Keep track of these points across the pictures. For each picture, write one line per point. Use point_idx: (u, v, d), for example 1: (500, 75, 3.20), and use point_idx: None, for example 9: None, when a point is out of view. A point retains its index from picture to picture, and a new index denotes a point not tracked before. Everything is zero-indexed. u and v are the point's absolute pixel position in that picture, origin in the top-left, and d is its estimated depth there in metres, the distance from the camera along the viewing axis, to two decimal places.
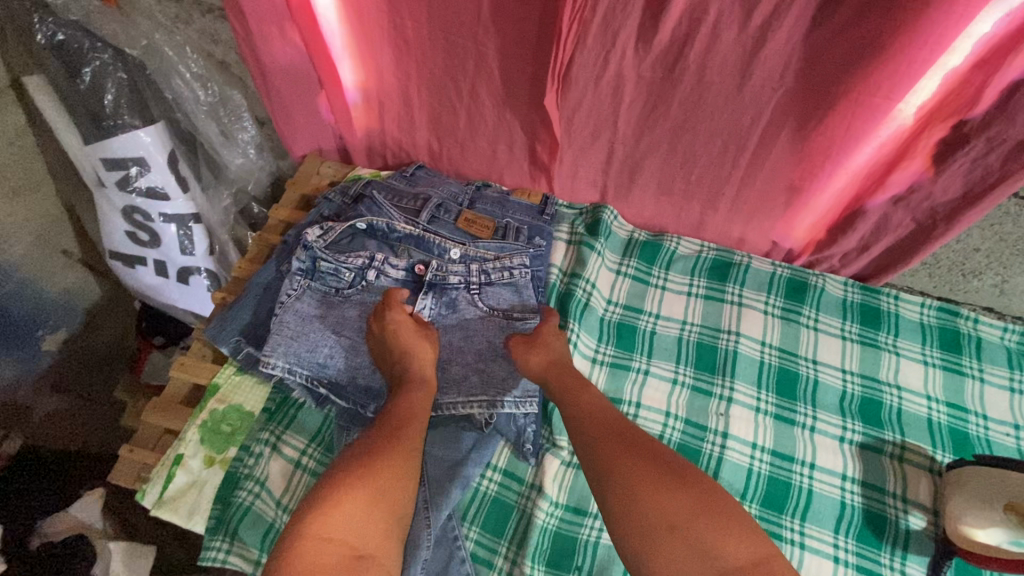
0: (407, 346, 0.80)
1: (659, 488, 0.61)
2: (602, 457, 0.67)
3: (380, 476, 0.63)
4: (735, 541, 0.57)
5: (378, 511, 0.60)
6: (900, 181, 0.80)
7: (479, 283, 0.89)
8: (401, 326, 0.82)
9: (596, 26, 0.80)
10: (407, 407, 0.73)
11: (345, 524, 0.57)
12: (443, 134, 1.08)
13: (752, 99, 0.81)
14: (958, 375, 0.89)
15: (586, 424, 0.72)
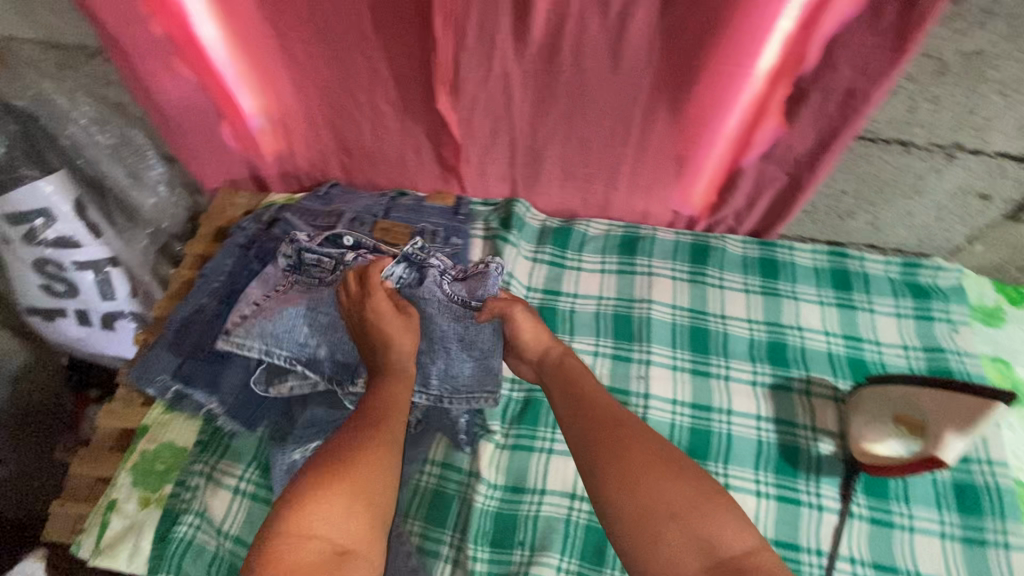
0: (391, 332, 0.79)
1: (660, 472, 0.60)
2: (600, 434, 0.65)
3: (360, 469, 0.61)
4: (736, 532, 0.56)
5: (360, 506, 0.59)
6: (763, 139, 0.86)
7: (457, 272, 0.86)
8: (383, 311, 0.79)
9: (470, 26, 0.84)
10: (388, 403, 0.71)
11: (326, 521, 0.56)
12: (350, 149, 1.10)
13: (625, 78, 0.87)
14: (851, 310, 0.97)
15: (581, 403, 0.71)
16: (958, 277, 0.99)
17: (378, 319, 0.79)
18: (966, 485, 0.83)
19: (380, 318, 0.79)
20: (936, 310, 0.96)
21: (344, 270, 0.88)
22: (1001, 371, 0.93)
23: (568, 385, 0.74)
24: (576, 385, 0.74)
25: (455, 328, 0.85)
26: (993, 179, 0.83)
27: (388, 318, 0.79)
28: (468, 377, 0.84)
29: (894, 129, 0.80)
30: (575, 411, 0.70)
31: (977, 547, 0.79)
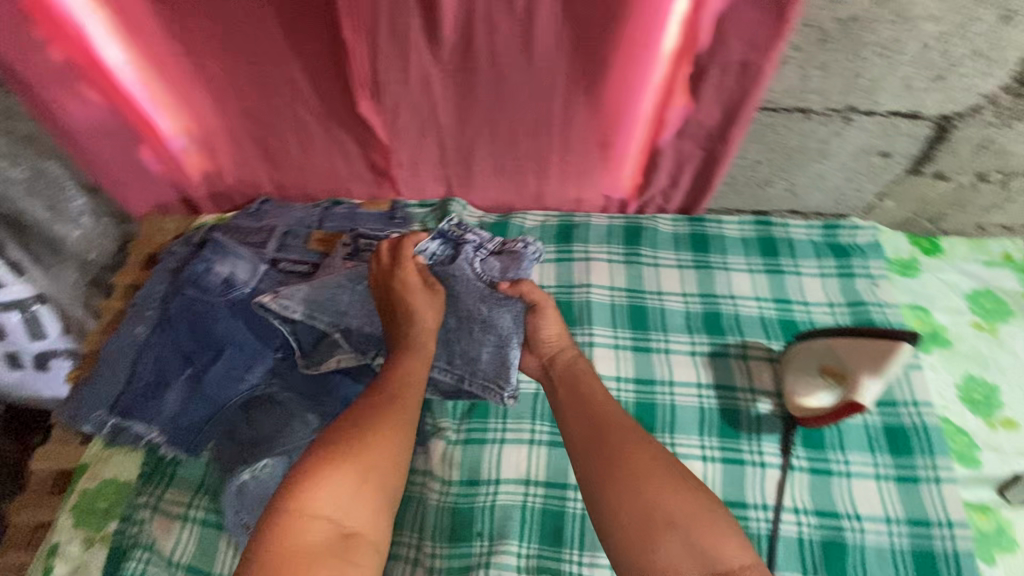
0: (416, 302, 0.84)
1: (665, 482, 0.63)
2: (609, 441, 0.67)
3: (370, 451, 0.65)
4: (729, 542, 0.59)
5: (368, 488, 0.63)
6: (675, 117, 0.90)
7: (490, 248, 0.93)
8: (412, 283, 0.85)
9: (383, 28, 0.85)
10: (403, 381, 0.75)
11: (333, 501, 0.60)
12: (278, 163, 1.08)
13: (541, 68, 0.89)
14: (779, 275, 1.02)
15: (590, 407, 0.73)
16: (874, 234, 1.04)
17: (406, 291, 0.84)
18: (896, 428, 0.87)
19: (408, 290, 0.85)
20: (857, 267, 1.02)
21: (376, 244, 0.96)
22: (921, 318, 0.98)
23: (578, 391, 0.76)
24: (583, 393, 0.76)
25: (480, 307, 0.87)
26: (889, 137, 0.89)
27: (415, 289, 0.85)
28: (485, 362, 0.85)
29: (792, 98, 0.84)
30: (585, 415, 0.72)
31: (910, 485, 0.83)
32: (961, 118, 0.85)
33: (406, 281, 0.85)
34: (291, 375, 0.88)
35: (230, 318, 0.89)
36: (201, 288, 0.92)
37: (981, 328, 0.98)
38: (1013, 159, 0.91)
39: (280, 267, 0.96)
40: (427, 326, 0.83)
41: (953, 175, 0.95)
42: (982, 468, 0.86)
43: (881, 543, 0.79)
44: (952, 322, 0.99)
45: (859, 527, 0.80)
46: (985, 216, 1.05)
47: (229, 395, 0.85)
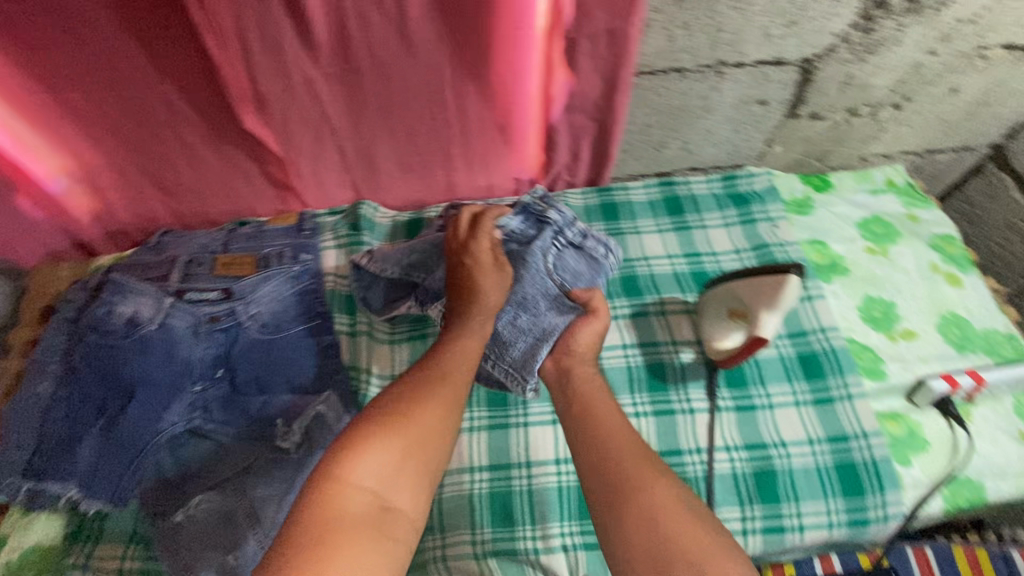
0: (479, 283, 0.83)
1: (675, 514, 0.60)
2: (618, 470, 0.65)
3: (417, 425, 0.66)
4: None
5: (411, 462, 0.64)
6: (559, 92, 0.92)
7: (566, 243, 0.94)
8: (481, 262, 0.85)
9: (254, 39, 0.82)
10: (454, 364, 0.74)
11: (374, 473, 0.62)
12: (174, 191, 1.04)
13: (424, 61, 0.89)
14: (686, 231, 1.06)
15: (597, 432, 0.70)
16: (769, 179, 1.10)
17: (473, 270, 0.84)
18: (809, 356, 0.93)
19: (476, 270, 0.85)
20: (757, 213, 1.07)
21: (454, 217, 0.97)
22: (820, 251, 1.05)
23: (588, 413, 0.72)
24: (594, 414, 0.72)
25: (540, 300, 0.88)
26: (761, 85, 0.94)
27: (482, 269, 0.85)
28: (516, 348, 0.85)
29: (664, 60, 0.88)
30: (594, 438, 0.69)
31: (827, 406, 0.89)
32: (820, 59, 0.91)
33: (478, 258, 0.86)
34: (214, 405, 0.86)
35: (140, 357, 0.83)
36: (103, 332, 0.85)
37: (874, 252, 1.06)
38: (875, 92, 0.98)
39: (187, 297, 0.92)
40: (486, 306, 0.82)
41: (827, 113, 1.02)
42: (888, 379, 0.92)
43: (807, 464, 0.84)
44: (847, 250, 1.06)
45: (786, 453, 0.85)
46: (865, 148, 1.13)
47: (150, 435, 0.81)
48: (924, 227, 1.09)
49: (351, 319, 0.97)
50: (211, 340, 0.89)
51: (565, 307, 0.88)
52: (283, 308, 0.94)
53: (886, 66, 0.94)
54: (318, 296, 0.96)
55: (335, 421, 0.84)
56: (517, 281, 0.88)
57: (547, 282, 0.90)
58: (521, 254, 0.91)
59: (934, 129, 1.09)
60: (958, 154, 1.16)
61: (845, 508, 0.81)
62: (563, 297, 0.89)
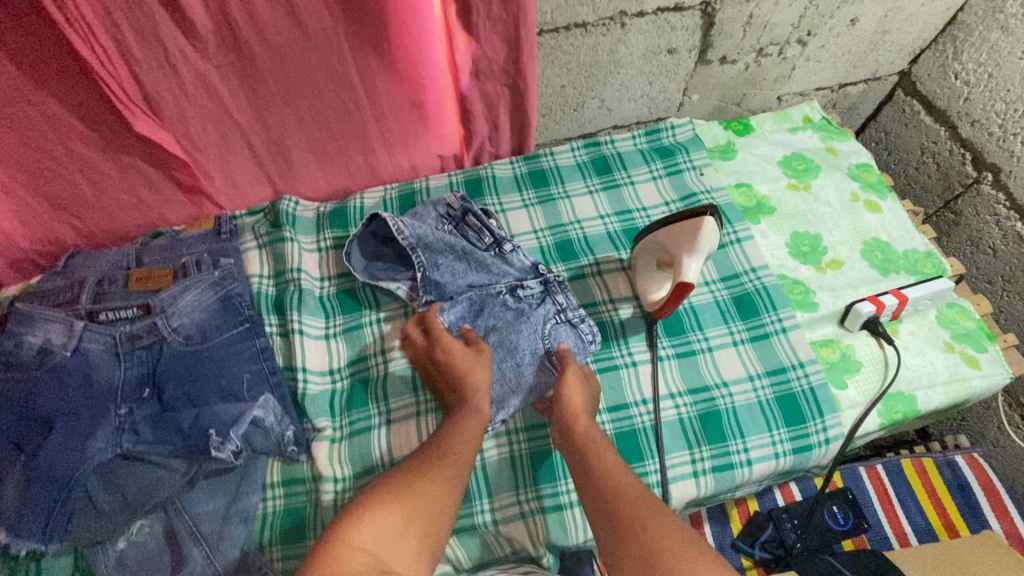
0: (461, 371, 0.79)
1: (679, 551, 0.56)
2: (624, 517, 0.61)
3: (419, 490, 0.62)
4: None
5: (414, 529, 0.58)
6: (463, 59, 0.89)
7: (569, 317, 0.89)
8: (451, 352, 0.81)
9: (128, 33, 0.76)
10: (454, 443, 0.70)
11: (376, 536, 0.56)
12: (76, 209, 0.97)
13: (322, 42, 0.85)
14: (616, 188, 1.06)
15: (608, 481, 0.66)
16: (691, 128, 1.11)
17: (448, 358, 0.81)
18: (743, 296, 0.95)
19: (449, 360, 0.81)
20: (683, 162, 1.08)
21: (477, 223, 0.95)
22: (746, 194, 1.07)
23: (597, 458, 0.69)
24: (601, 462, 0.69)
25: (523, 351, 0.85)
26: (666, 34, 0.93)
27: (455, 357, 0.81)
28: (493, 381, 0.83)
29: (565, 16, 0.86)
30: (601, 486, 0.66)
31: (764, 341, 0.91)
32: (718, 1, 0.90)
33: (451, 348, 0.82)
34: (141, 425, 0.80)
35: (55, 389, 0.80)
36: (12, 365, 0.82)
37: (798, 188, 1.08)
38: (779, 29, 0.99)
39: (99, 318, 0.87)
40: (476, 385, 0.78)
41: (737, 56, 1.02)
42: (820, 308, 0.95)
43: (749, 400, 0.86)
44: (772, 190, 1.08)
45: (729, 392, 0.87)
46: (780, 88, 1.15)
47: (75, 466, 0.75)
48: (842, 159, 1.12)
49: (281, 319, 0.93)
50: (133, 360, 0.85)
51: (541, 365, 0.84)
52: (208, 316, 0.89)
53: (784, 2, 0.94)
54: (243, 300, 0.91)
55: (276, 423, 0.82)
56: (512, 329, 0.86)
57: (538, 341, 0.85)
58: (508, 295, 0.89)
59: (841, 63, 1.12)
60: (867, 85, 1.20)
61: (788, 436, 0.84)
62: (547, 361, 0.84)
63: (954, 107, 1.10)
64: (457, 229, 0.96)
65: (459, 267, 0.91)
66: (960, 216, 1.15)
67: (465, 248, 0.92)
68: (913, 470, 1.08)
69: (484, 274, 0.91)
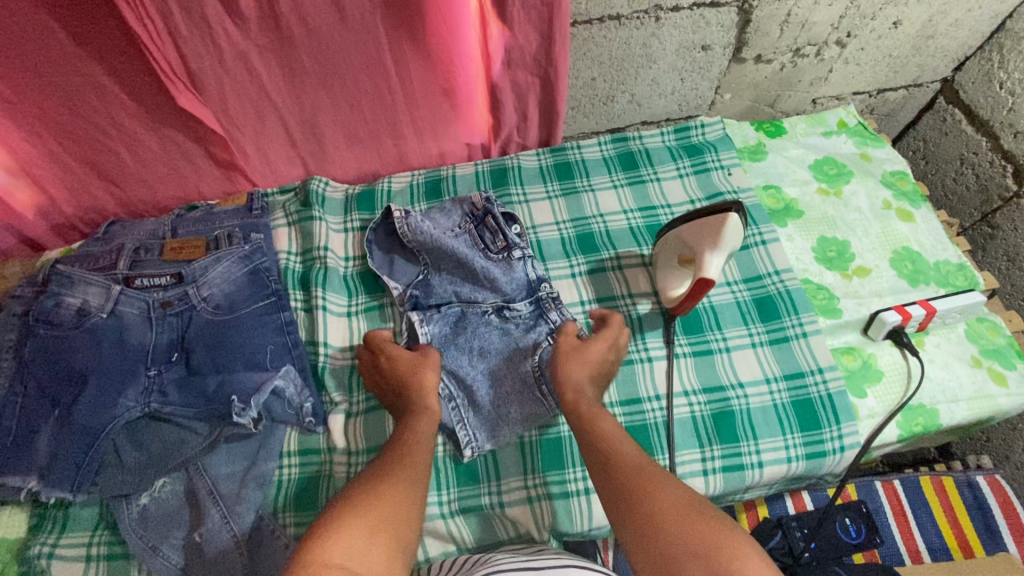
0: (407, 377, 0.80)
1: (682, 517, 0.57)
2: (624, 484, 0.62)
3: (390, 502, 0.60)
4: (753, 564, 0.53)
5: (382, 540, 0.56)
6: (497, 48, 0.89)
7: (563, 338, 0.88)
8: (393, 359, 0.83)
9: (176, 10, 0.79)
10: (415, 453, 0.69)
11: (345, 550, 0.54)
12: (118, 178, 1.01)
13: (359, 26, 0.87)
14: (641, 184, 1.06)
15: (603, 454, 0.68)
16: (721, 127, 1.11)
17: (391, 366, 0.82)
18: (764, 298, 0.94)
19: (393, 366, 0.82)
20: (711, 161, 1.07)
21: (492, 227, 0.95)
22: (774, 197, 1.06)
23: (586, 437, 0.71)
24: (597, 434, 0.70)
25: (514, 377, 0.85)
26: (701, 30, 0.92)
27: (398, 362, 0.82)
28: (482, 390, 0.84)
29: (599, 7, 0.85)
30: (598, 458, 0.67)
31: (783, 345, 0.90)
32: None
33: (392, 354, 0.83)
34: (168, 387, 0.83)
35: (91, 348, 0.84)
36: (53, 324, 0.86)
37: (828, 194, 1.06)
38: (817, 29, 0.97)
39: (135, 284, 0.90)
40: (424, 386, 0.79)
41: (773, 56, 1.01)
42: (843, 315, 0.93)
43: (765, 402, 0.85)
44: (801, 193, 1.06)
45: (744, 394, 0.86)
46: (815, 91, 1.13)
47: (104, 422, 0.79)
48: (875, 165, 1.10)
49: (306, 295, 0.95)
50: (163, 326, 0.88)
51: (533, 397, 0.83)
52: (236, 288, 0.92)
53: (824, 1, 0.92)
54: (271, 274, 0.94)
55: (295, 395, 0.84)
56: (506, 356, 0.86)
57: (529, 368, 0.85)
58: (493, 316, 0.90)
59: (881, 67, 1.09)
60: (908, 91, 1.17)
61: (802, 441, 0.83)
62: (537, 391, 0.83)
63: (997, 117, 1.07)
64: (477, 229, 0.97)
65: (456, 277, 0.93)
66: (997, 230, 1.12)
67: (465, 256, 0.92)
68: (931, 486, 1.05)
69: (477, 290, 0.92)
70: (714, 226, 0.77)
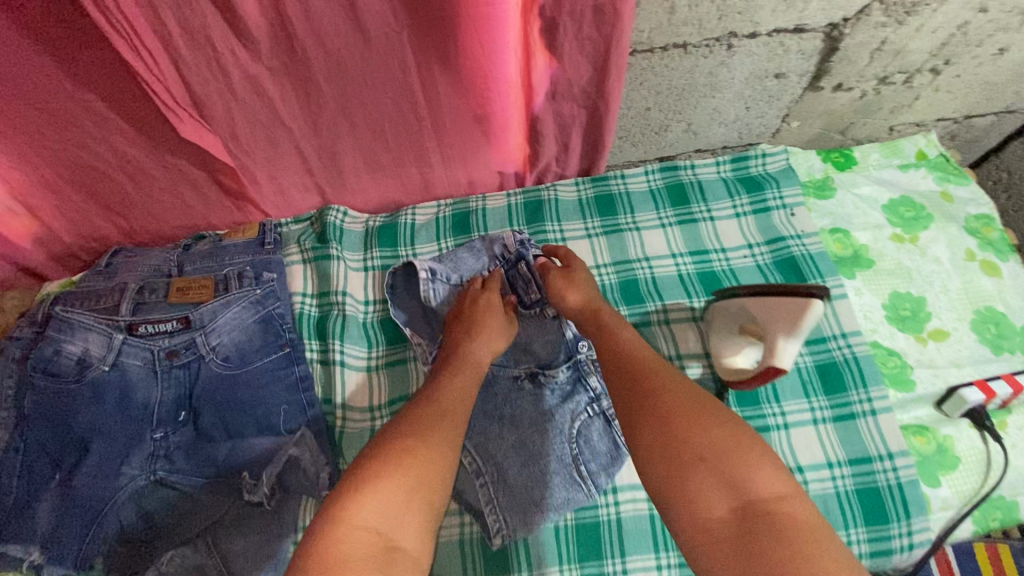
0: (483, 315, 0.82)
1: (696, 419, 0.61)
2: (638, 389, 0.65)
3: (421, 452, 0.63)
4: (762, 472, 0.57)
5: (415, 500, 0.60)
6: (540, 79, 0.78)
7: (602, 409, 0.81)
8: (491, 305, 0.84)
9: (177, 35, 0.68)
10: (449, 399, 0.71)
11: (377, 512, 0.58)
12: (120, 207, 0.92)
13: (386, 49, 0.75)
14: (692, 223, 0.95)
15: (622, 356, 0.71)
16: (785, 158, 0.98)
17: (482, 310, 0.83)
18: (828, 366, 0.84)
19: (486, 311, 0.83)
20: (772, 198, 0.96)
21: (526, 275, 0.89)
22: (841, 242, 0.94)
23: (603, 349, 0.73)
24: (614, 344, 0.73)
25: (549, 455, 0.78)
26: (778, 57, 0.79)
27: (490, 311, 0.83)
28: (514, 468, 0.77)
29: (664, 35, 0.73)
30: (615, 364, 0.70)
31: (849, 422, 0.81)
32: (849, 23, 0.75)
33: (491, 302, 0.85)
34: (176, 453, 0.78)
35: (94, 407, 0.78)
36: (53, 375, 0.80)
37: (902, 240, 0.94)
38: (912, 57, 0.83)
39: (138, 331, 0.82)
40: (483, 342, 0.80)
41: (854, 84, 0.87)
42: (916, 388, 0.84)
43: (826, 490, 0.78)
44: (873, 239, 0.95)
45: (803, 480, 0.78)
46: (895, 118, 0.99)
47: (109, 494, 0.74)
48: (958, 207, 0.98)
49: (322, 346, 0.87)
50: (170, 380, 0.81)
51: (570, 481, 0.76)
52: (247, 337, 0.84)
53: (927, 27, 0.78)
54: (285, 322, 0.86)
55: (311, 463, 0.78)
56: (539, 431, 0.79)
57: (565, 446, 0.78)
58: (525, 381, 0.83)
59: (974, 94, 0.95)
60: (998, 118, 1.02)
61: (867, 537, 0.75)
62: (575, 473, 0.77)
63: None
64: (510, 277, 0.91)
65: None
66: None
67: None
68: None
69: (511, 352, 0.86)
70: (790, 308, 0.66)
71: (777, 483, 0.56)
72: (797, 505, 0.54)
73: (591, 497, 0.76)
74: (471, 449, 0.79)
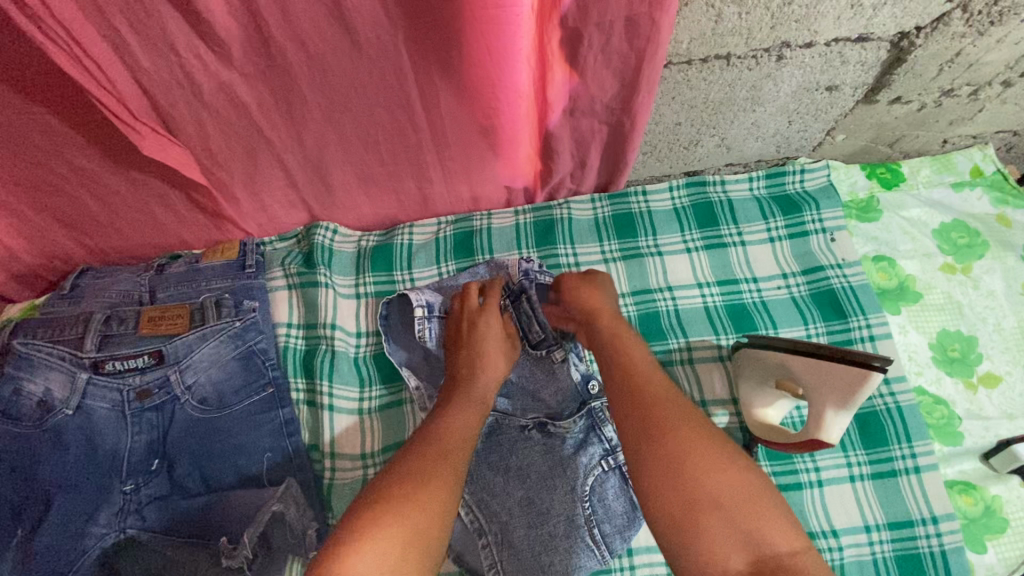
0: (482, 335, 0.75)
1: (713, 458, 0.55)
2: (651, 418, 0.58)
3: (426, 497, 0.56)
4: (778, 524, 0.52)
5: (414, 549, 0.53)
6: (558, 94, 0.67)
7: (618, 463, 0.73)
8: (490, 331, 0.76)
9: (129, 46, 0.57)
10: (450, 437, 0.63)
11: (374, 563, 0.50)
12: (84, 225, 0.82)
13: (379, 58, 0.63)
14: (721, 248, 0.86)
15: (626, 374, 0.64)
16: (826, 174, 0.88)
17: (483, 336, 0.75)
18: (868, 416, 0.76)
19: (486, 335, 0.75)
20: (810, 221, 0.86)
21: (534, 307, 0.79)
22: (885, 271, 0.85)
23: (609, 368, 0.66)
24: (621, 364, 0.65)
25: (559, 517, 0.70)
26: (833, 69, 0.69)
27: (491, 337, 0.75)
28: (520, 529, 0.70)
29: (704, 46, 0.63)
30: (624, 386, 0.63)
31: (890, 481, 0.73)
32: (922, 33, 0.65)
33: (491, 327, 0.76)
34: (148, 508, 0.71)
35: (56, 456, 0.70)
36: (6, 418, 0.70)
37: (953, 271, 0.85)
38: (986, 69, 0.73)
39: (105, 368, 0.74)
40: (486, 378, 0.72)
41: (914, 97, 0.76)
42: (963, 441, 0.77)
43: (862, 556, 0.71)
44: (921, 269, 0.85)
45: (837, 546, 0.71)
46: (954, 131, 0.88)
47: (73, 558, 0.67)
48: (1016, 233, 0.88)
49: (309, 384, 0.80)
50: (141, 425, 0.74)
51: (582, 546, 0.69)
52: (226, 376, 0.76)
53: (1011, 38, 0.68)
54: (268, 359, 0.78)
55: (297, 518, 0.71)
56: (548, 488, 0.72)
57: (576, 506, 0.71)
58: (535, 431, 0.75)
59: None
60: None
61: None
62: (586, 536, 0.70)
63: None
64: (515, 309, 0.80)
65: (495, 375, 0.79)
66: None
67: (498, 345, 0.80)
68: None
69: (518, 398, 0.77)
70: (845, 378, 0.60)
71: (792, 535, 0.51)
72: (813, 561, 0.49)
73: (604, 563, 0.69)
74: (472, 503, 0.71)
